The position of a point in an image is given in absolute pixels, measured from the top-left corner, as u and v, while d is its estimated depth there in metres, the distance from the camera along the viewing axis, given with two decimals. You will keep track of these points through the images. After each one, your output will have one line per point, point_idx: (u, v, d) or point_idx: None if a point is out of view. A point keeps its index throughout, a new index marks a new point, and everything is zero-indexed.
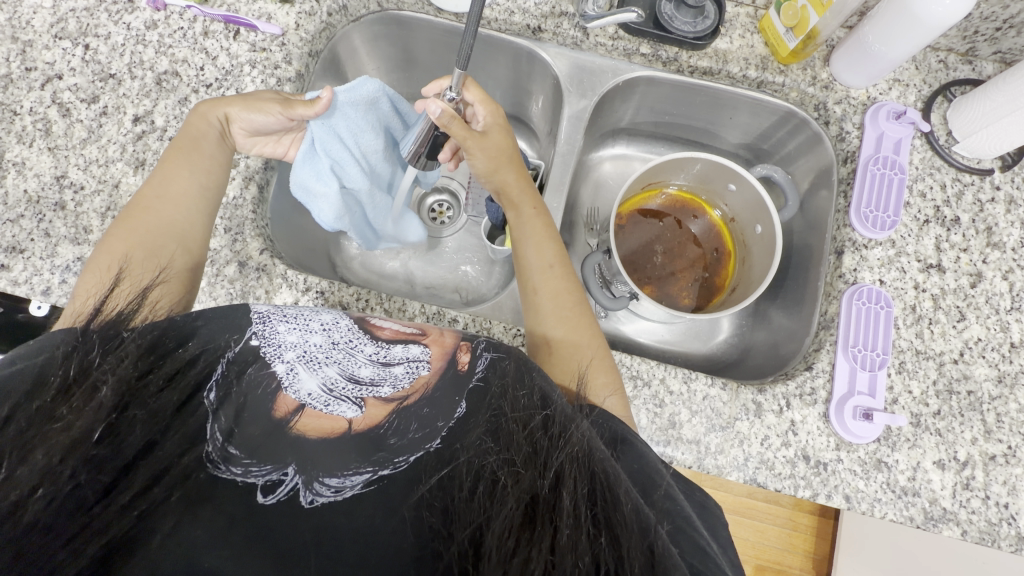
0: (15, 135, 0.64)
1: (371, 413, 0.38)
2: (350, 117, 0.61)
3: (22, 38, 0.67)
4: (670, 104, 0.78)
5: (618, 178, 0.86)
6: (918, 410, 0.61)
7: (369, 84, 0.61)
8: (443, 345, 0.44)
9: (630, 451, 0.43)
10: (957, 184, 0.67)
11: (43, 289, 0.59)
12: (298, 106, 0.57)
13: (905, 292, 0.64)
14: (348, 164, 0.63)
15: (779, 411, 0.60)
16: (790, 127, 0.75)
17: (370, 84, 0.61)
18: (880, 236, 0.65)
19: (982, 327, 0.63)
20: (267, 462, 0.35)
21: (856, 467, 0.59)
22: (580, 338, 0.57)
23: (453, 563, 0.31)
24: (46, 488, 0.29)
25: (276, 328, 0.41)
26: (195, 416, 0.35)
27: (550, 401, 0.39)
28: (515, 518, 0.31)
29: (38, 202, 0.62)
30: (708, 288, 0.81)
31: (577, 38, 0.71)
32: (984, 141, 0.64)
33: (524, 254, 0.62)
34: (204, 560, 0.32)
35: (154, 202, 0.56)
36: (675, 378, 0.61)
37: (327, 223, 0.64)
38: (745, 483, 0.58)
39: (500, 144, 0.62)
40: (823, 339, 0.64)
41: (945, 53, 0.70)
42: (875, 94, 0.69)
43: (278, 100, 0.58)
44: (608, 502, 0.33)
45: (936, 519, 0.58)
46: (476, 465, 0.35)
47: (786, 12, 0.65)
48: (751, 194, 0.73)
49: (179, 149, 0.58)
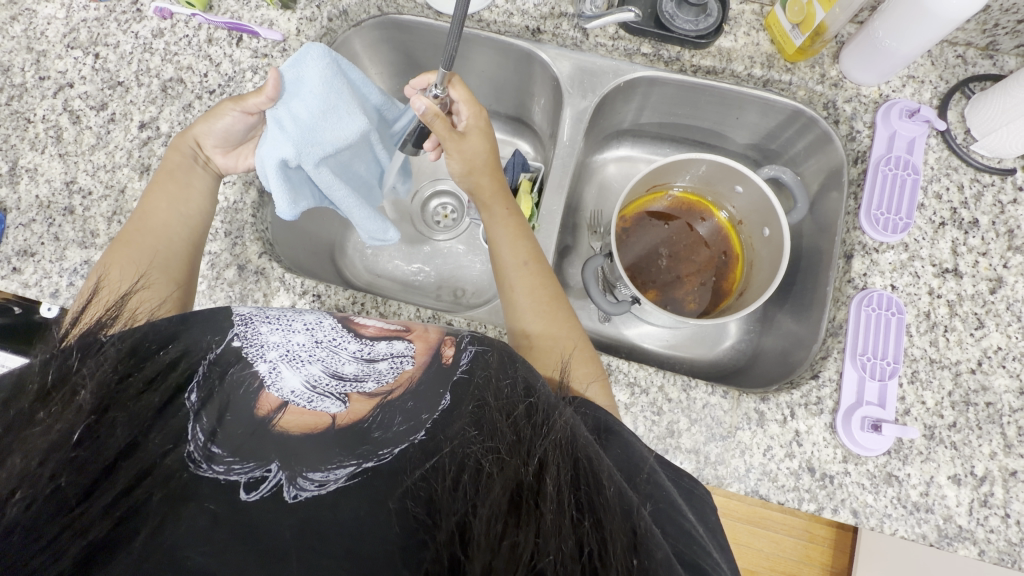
0: (29, 143, 0.66)
1: (355, 408, 0.38)
2: (303, 95, 0.58)
3: (37, 48, 0.69)
4: (677, 105, 0.76)
5: (623, 180, 0.85)
6: (932, 422, 0.58)
7: (313, 50, 0.58)
8: (427, 341, 0.45)
9: (616, 440, 0.42)
10: (976, 185, 0.64)
11: (52, 292, 0.61)
12: (251, 98, 0.58)
13: (919, 298, 0.61)
14: (300, 146, 0.58)
15: (782, 420, 0.58)
16: (798, 126, 0.72)
17: (314, 53, 0.58)
18: (892, 239, 0.63)
19: (1003, 336, 0.60)
20: (249, 459, 0.35)
21: (864, 480, 0.57)
22: (561, 333, 0.56)
23: (441, 554, 0.30)
24: (24, 491, 0.29)
25: (258, 329, 0.41)
26: (178, 415, 0.36)
27: (533, 390, 0.38)
28: (502, 502, 0.30)
29: (49, 207, 0.64)
30: (717, 291, 0.79)
31: (577, 39, 0.70)
32: (1005, 139, 0.61)
33: (499, 248, 0.61)
34: (188, 560, 0.31)
35: (136, 234, 0.57)
36: (674, 386, 0.59)
37: (285, 211, 0.59)
38: (746, 495, 0.57)
39: (478, 147, 0.62)
40: (831, 346, 0.62)
41: (964, 48, 0.67)
42: (888, 92, 0.66)
43: (230, 101, 0.59)
44: (591, 486, 0.32)
45: (951, 537, 0.55)
46: (460, 455, 0.34)
47: (792, 8, 0.63)
48: (758, 195, 0.71)
49: (158, 183, 0.60)
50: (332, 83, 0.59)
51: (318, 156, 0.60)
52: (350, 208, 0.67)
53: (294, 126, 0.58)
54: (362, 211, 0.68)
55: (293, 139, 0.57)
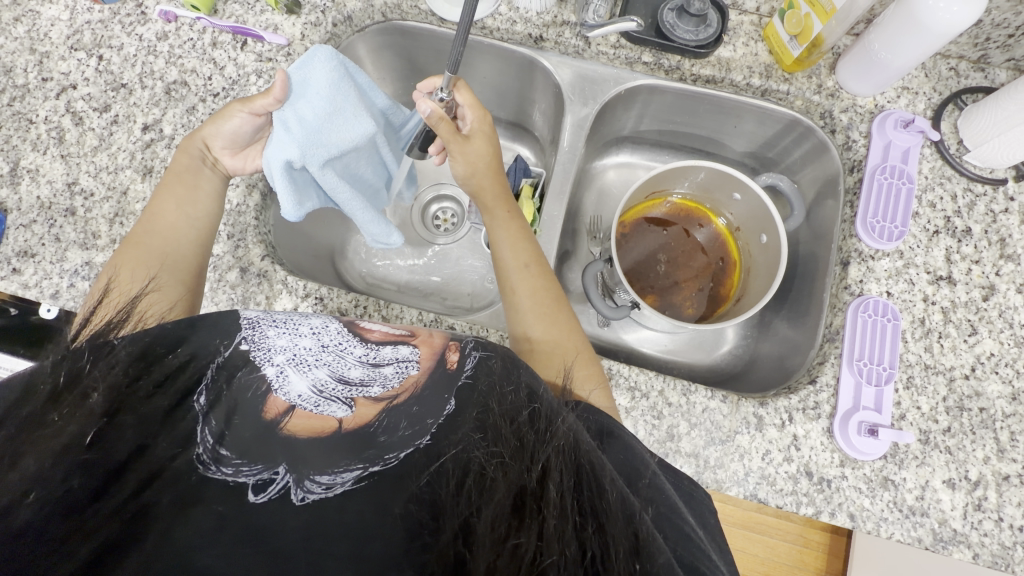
0: (30, 143, 0.66)
1: (360, 412, 0.38)
2: (309, 96, 0.58)
3: (40, 49, 0.69)
4: (676, 113, 0.77)
5: (622, 186, 0.86)
6: (927, 427, 0.59)
7: (319, 53, 0.58)
8: (431, 346, 0.45)
9: (616, 444, 0.42)
10: (969, 195, 0.65)
11: (52, 293, 0.61)
12: (258, 99, 0.58)
13: (913, 304, 0.62)
14: (305, 146, 0.58)
15: (781, 425, 0.59)
16: (795, 136, 0.74)
17: (320, 54, 0.58)
18: (888, 247, 0.64)
19: (995, 342, 0.61)
20: (257, 461, 0.35)
21: (861, 484, 0.57)
22: (562, 338, 0.57)
23: (446, 554, 0.30)
24: (37, 493, 0.30)
25: (265, 333, 0.42)
26: (187, 418, 0.36)
27: (536, 396, 0.39)
28: (505, 507, 0.30)
29: (50, 208, 0.64)
30: (713, 298, 0.80)
31: (578, 47, 0.71)
32: (996, 150, 0.62)
33: (501, 252, 0.62)
34: (196, 561, 0.31)
35: (144, 237, 0.57)
36: (674, 391, 0.60)
37: (291, 212, 0.60)
38: (745, 499, 0.57)
39: (482, 151, 0.63)
40: (828, 351, 0.63)
41: (956, 61, 0.69)
42: (882, 103, 0.68)
43: (237, 101, 0.59)
44: (593, 491, 0.33)
45: (946, 541, 0.56)
46: (464, 459, 0.35)
47: (791, 20, 0.65)
48: (755, 203, 0.72)
49: (166, 185, 0.60)
50: (338, 85, 0.59)
51: (322, 158, 0.60)
52: (354, 210, 0.67)
53: (300, 127, 0.58)
54: (366, 213, 0.68)
55: (298, 140, 0.58)
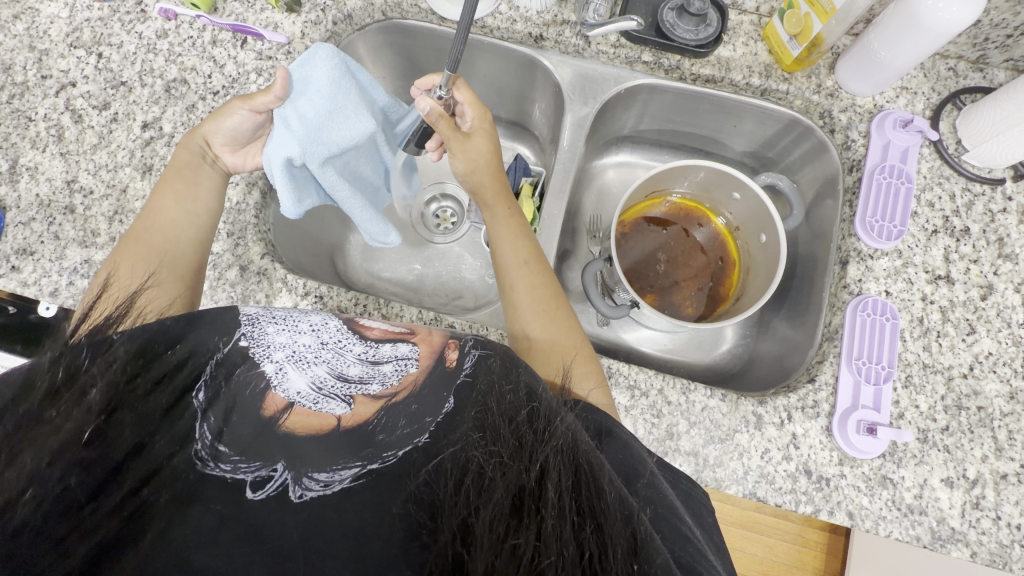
0: (29, 141, 0.66)
1: (359, 410, 0.38)
2: (310, 93, 0.58)
3: (39, 47, 0.69)
4: (675, 113, 0.77)
5: (621, 185, 0.86)
6: (926, 426, 0.59)
7: (321, 51, 0.58)
8: (431, 344, 0.45)
9: (615, 443, 0.42)
10: (967, 195, 0.66)
11: (51, 291, 0.61)
12: (259, 96, 0.58)
13: (912, 304, 0.62)
14: (307, 143, 0.58)
15: (780, 424, 0.59)
16: (795, 135, 0.74)
17: (322, 52, 0.58)
18: (887, 246, 0.64)
19: (994, 341, 0.61)
20: (256, 459, 0.35)
21: (860, 483, 0.58)
22: (561, 337, 0.57)
23: (444, 553, 0.30)
24: (35, 490, 0.30)
25: (265, 329, 0.42)
26: (185, 416, 0.35)
27: (535, 395, 0.39)
28: (504, 507, 0.30)
29: (49, 206, 0.64)
30: (712, 297, 0.80)
31: (578, 46, 0.71)
32: (995, 150, 0.62)
33: (501, 250, 0.62)
34: (195, 559, 0.31)
35: (144, 233, 0.57)
36: (673, 390, 0.60)
37: (291, 209, 0.60)
38: (744, 497, 0.57)
39: (482, 149, 0.63)
40: (826, 351, 0.63)
41: (955, 61, 0.69)
42: (881, 103, 0.68)
43: (238, 98, 0.59)
44: (592, 491, 0.33)
45: (944, 539, 0.56)
46: (463, 458, 0.34)
47: (790, 20, 0.65)
48: (754, 202, 0.72)
49: (166, 182, 0.60)
50: (339, 83, 0.59)
51: (323, 156, 0.60)
52: (353, 209, 0.67)
53: (300, 124, 0.58)
54: (365, 212, 0.68)
55: (299, 137, 0.58)
